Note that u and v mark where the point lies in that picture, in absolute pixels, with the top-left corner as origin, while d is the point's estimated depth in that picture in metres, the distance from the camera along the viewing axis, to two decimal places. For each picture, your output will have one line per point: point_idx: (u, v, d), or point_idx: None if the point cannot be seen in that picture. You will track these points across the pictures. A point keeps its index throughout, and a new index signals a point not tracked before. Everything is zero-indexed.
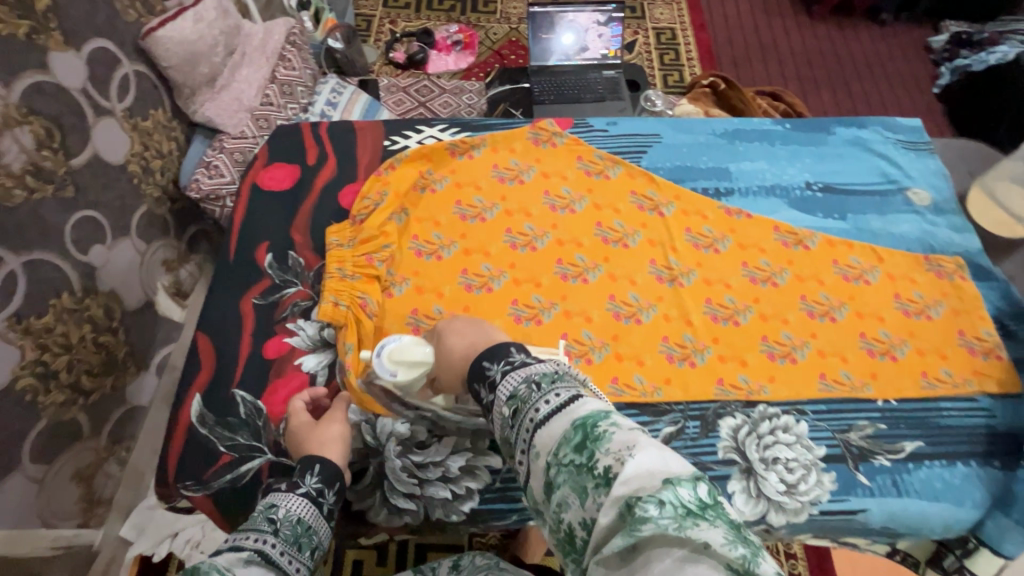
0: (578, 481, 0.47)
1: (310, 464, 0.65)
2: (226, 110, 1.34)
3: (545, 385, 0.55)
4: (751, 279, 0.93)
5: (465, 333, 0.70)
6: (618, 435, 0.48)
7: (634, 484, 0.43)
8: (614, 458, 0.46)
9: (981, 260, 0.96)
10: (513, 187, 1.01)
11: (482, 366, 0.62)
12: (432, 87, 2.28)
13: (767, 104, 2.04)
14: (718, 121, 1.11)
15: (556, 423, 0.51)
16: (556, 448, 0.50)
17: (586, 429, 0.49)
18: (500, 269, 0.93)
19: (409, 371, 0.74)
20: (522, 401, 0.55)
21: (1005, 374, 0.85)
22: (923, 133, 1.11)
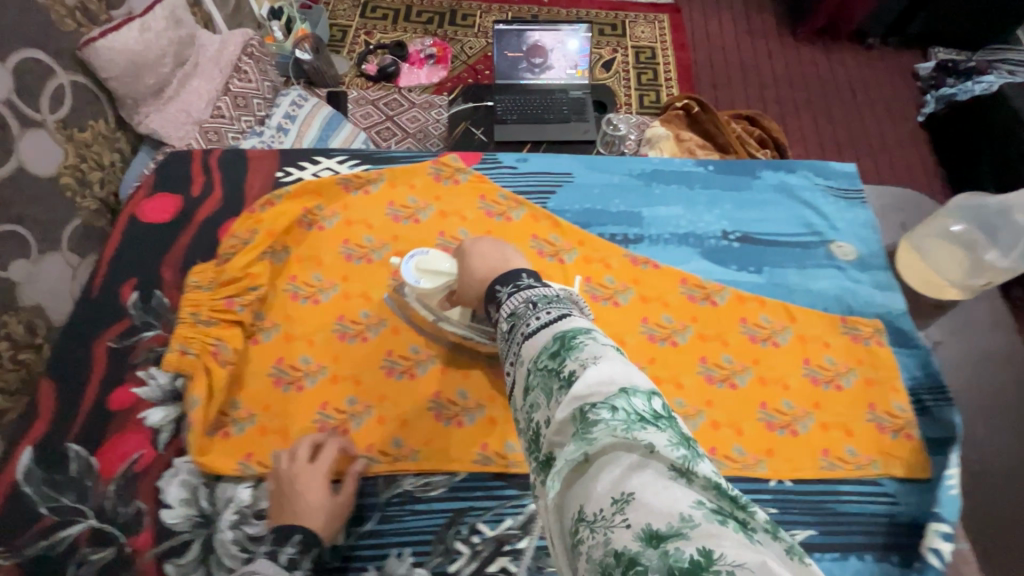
0: (548, 386, 0.44)
1: (312, 549, 0.63)
2: (173, 122, 1.28)
3: (541, 305, 0.52)
4: (650, 337, 0.86)
5: (485, 257, 0.71)
6: (589, 344, 0.45)
7: (592, 387, 0.41)
8: (579, 363, 0.43)
9: (903, 323, 0.88)
10: (406, 227, 0.95)
11: (495, 290, 0.60)
12: (402, 100, 2.22)
13: (742, 129, 1.91)
14: (635, 161, 1.04)
15: (541, 335, 0.48)
16: (536, 356, 0.47)
17: (563, 337, 0.46)
18: (379, 316, 0.87)
19: (431, 280, 0.79)
20: (518, 318, 0.53)
21: (915, 457, 0.78)
22: (857, 179, 1.04)
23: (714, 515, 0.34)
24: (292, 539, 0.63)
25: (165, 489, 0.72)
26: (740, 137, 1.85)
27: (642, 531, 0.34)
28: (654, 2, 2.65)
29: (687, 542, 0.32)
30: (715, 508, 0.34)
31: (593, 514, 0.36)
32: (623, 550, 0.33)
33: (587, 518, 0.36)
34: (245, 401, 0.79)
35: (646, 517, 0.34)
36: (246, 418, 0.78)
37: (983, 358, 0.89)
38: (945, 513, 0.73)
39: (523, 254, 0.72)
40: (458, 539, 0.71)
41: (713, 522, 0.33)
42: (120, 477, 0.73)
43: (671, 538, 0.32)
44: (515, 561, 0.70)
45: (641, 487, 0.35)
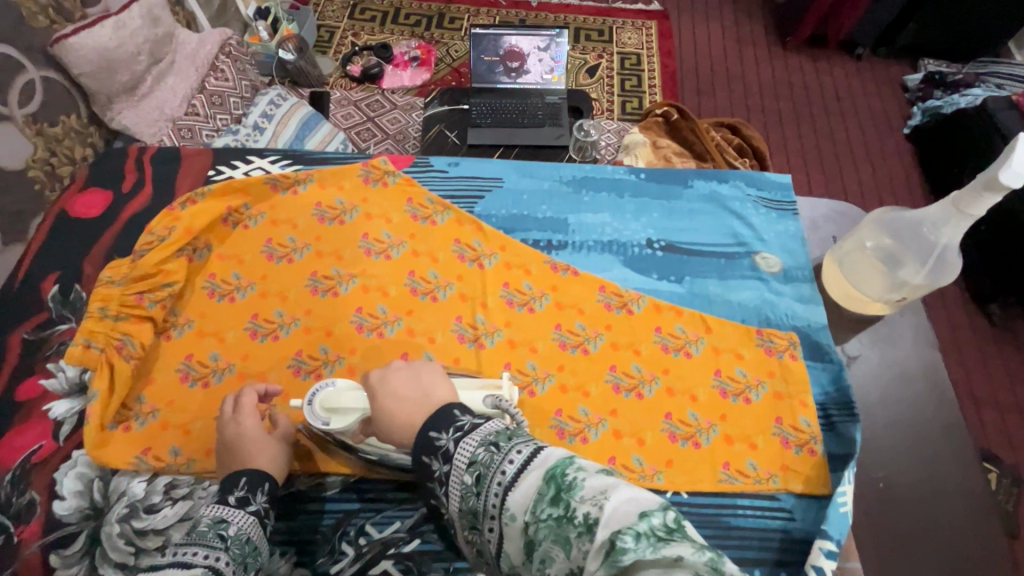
0: (558, 533, 0.43)
1: (260, 483, 0.66)
2: (145, 119, 1.29)
3: (503, 445, 0.51)
4: (561, 344, 0.87)
5: (403, 388, 0.64)
6: (581, 476, 0.45)
7: (609, 518, 0.41)
8: (591, 504, 0.43)
9: (821, 337, 0.87)
10: (330, 228, 0.95)
11: (431, 440, 0.55)
12: (384, 101, 2.23)
13: (720, 137, 1.86)
14: (568, 167, 1.04)
15: (523, 482, 0.47)
16: (529, 508, 0.45)
17: (555, 479, 0.46)
18: (293, 316, 0.87)
19: (341, 420, 0.69)
20: (484, 468, 0.50)
21: (815, 472, 0.77)
22: (791, 191, 1.03)
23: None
24: (238, 480, 0.66)
25: (62, 481, 0.73)
26: (717, 144, 1.81)
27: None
28: (642, 8, 2.63)
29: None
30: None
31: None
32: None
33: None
34: (150, 396, 0.79)
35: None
36: (149, 412, 0.78)
37: (904, 376, 0.88)
38: (832, 531, 0.70)
39: (441, 377, 0.65)
40: (344, 540, 0.72)
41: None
42: (16, 468, 0.73)
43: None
44: (397, 565, 0.70)
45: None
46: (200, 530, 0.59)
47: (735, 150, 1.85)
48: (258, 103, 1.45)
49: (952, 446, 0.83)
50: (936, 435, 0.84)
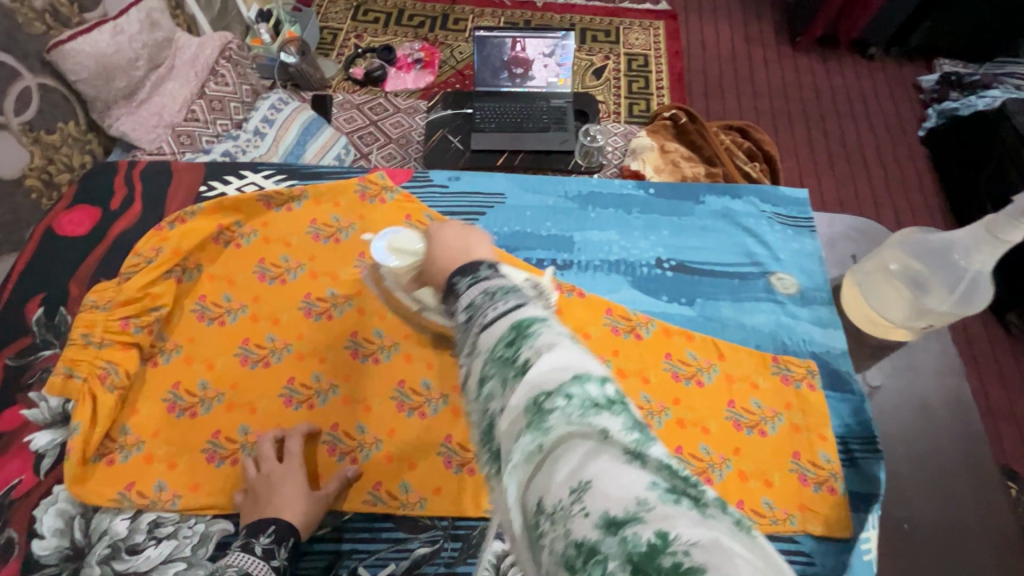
0: (499, 378, 0.35)
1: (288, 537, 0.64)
2: (143, 126, 1.25)
3: (499, 293, 0.41)
4: None
5: (449, 243, 0.58)
6: (547, 328, 0.37)
7: (551, 373, 0.33)
8: (539, 355, 0.35)
9: (841, 364, 0.83)
10: (325, 247, 0.91)
11: (451, 284, 0.47)
12: (387, 105, 2.19)
13: (730, 141, 1.80)
14: (573, 181, 1.00)
15: (491, 324, 0.38)
16: (484, 347, 0.37)
17: (517, 324, 0.37)
18: (285, 341, 0.83)
19: (401, 260, 0.78)
20: (471, 310, 0.41)
21: (835, 512, 0.72)
22: (808, 207, 0.98)
23: (669, 493, 0.28)
24: (267, 529, 0.64)
25: (41, 519, 0.69)
26: (727, 149, 1.75)
27: (600, 520, 0.27)
28: (651, 8, 2.57)
29: (645, 528, 0.26)
30: (668, 487, 0.28)
31: (551, 505, 0.30)
32: (583, 540, 0.27)
33: (545, 511, 0.30)
34: (134, 427, 0.76)
35: (605, 502, 0.28)
36: (134, 445, 0.75)
37: (925, 409, 0.84)
38: None
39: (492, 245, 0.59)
40: None
41: (670, 501, 0.28)
42: None
43: (629, 523, 0.27)
44: None
45: (599, 473, 0.29)
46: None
47: (745, 155, 1.79)
48: (260, 107, 1.39)
49: (977, 483, 0.78)
50: (960, 471, 0.79)
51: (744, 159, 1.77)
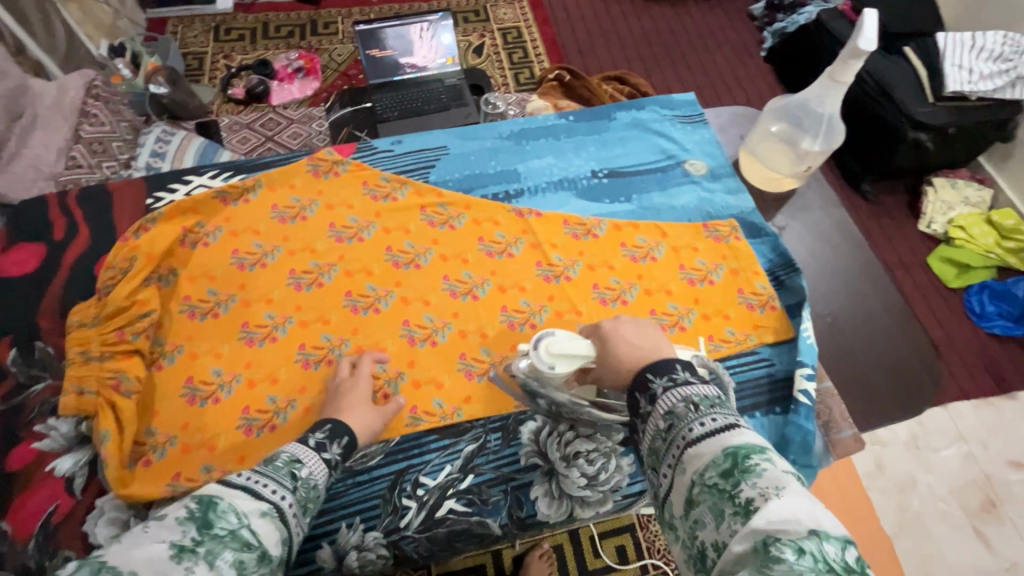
0: (719, 503, 0.51)
1: (341, 434, 0.71)
2: (21, 181, 1.20)
3: (702, 408, 0.58)
4: (545, 277, 0.94)
5: (639, 337, 0.71)
6: (767, 473, 0.50)
7: (774, 522, 0.46)
8: (759, 493, 0.49)
9: (754, 218, 1.02)
10: (294, 226, 0.96)
11: (646, 379, 0.65)
12: (279, 120, 2.20)
13: (613, 88, 2.02)
14: (503, 123, 1.11)
15: (708, 445, 0.55)
16: (702, 468, 0.54)
17: (737, 458, 0.52)
18: (285, 315, 0.88)
19: (567, 363, 0.75)
20: (677, 419, 0.59)
21: (779, 322, 0.91)
22: (697, 105, 1.17)
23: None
24: (321, 427, 0.71)
25: (94, 531, 0.71)
26: (612, 96, 1.96)
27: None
28: None
29: None
30: None
31: None
32: None
33: None
34: (161, 426, 0.78)
35: None
36: (166, 442, 0.77)
37: (824, 235, 1.04)
38: (806, 359, 0.85)
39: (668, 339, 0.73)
40: (404, 496, 0.75)
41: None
42: (39, 532, 0.69)
43: None
44: (461, 500, 0.76)
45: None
46: (276, 465, 0.62)
47: (628, 98, 2.01)
48: (146, 142, 1.37)
49: (872, 276, 1.00)
50: (859, 271, 1.00)
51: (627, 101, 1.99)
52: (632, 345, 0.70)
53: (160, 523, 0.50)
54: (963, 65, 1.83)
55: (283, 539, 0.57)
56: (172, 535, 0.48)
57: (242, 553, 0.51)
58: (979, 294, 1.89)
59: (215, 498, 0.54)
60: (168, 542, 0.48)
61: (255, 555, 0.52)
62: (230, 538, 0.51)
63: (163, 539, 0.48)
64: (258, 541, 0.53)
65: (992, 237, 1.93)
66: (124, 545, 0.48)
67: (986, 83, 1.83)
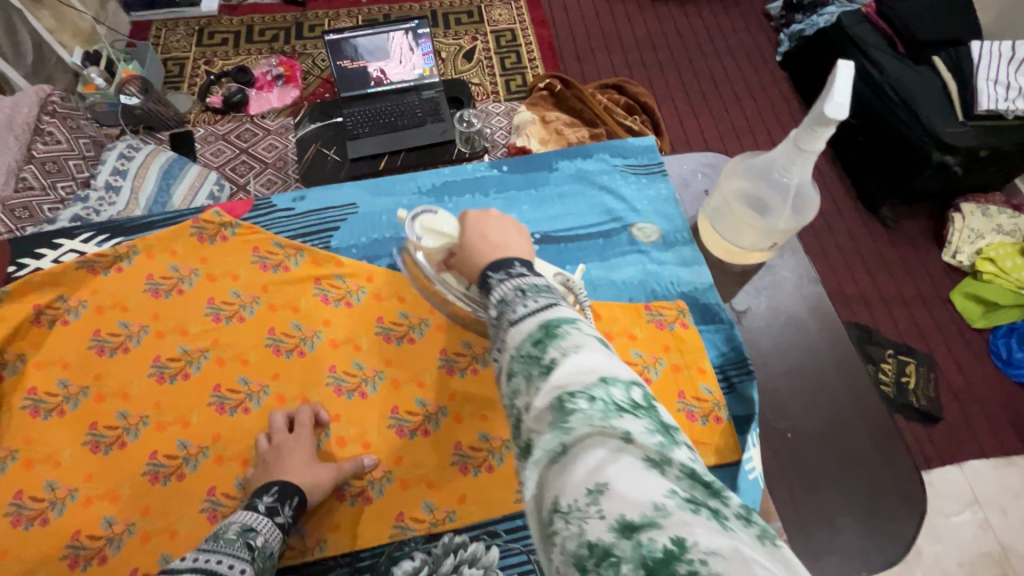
0: (527, 371, 0.42)
1: (291, 495, 0.66)
2: None
3: (526, 290, 0.49)
4: (448, 369, 0.80)
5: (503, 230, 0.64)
6: (574, 331, 0.43)
7: (573, 374, 0.39)
8: (564, 353, 0.41)
9: (708, 298, 0.86)
10: (167, 301, 0.84)
11: (487, 280, 0.54)
12: (256, 128, 1.88)
13: (608, 99, 1.85)
14: (425, 174, 0.97)
15: (522, 320, 0.46)
16: (516, 342, 0.45)
17: (546, 325, 0.44)
18: (140, 414, 0.76)
19: (432, 240, 0.73)
20: (501, 304, 0.50)
21: (725, 439, 0.75)
22: (656, 153, 1.00)
23: (687, 504, 0.32)
24: (270, 490, 0.67)
25: None
26: (606, 107, 1.78)
27: (615, 522, 0.32)
28: None
29: (661, 532, 0.30)
30: (687, 497, 0.32)
31: (567, 505, 0.34)
32: (597, 541, 0.31)
33: (560, 509, 0.34)
34: None
35: (620, 505, 0.32)
36: None
37: (794, 319, 0.87)
38: (748, 502, 0.70)
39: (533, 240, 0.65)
40: None
41: (688, 510, 0.31)
42: None
43: (644, 528, 0.30)
44: None
45: (615, 475, 0.33)
46: (229, 538, 0.59)
47: (624, 110, 1.83)
48: (107, 159, 1.34)
49: (847, 374, 0.83)
50: (831, 368, 0.83)
51: (624, 113, 1.82)
52: (487, 239, 0.62)
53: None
54: (999, 79, 1.58)
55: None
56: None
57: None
58: (1006, 336, 1.67)
59: None
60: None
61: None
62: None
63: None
64: None
65: None
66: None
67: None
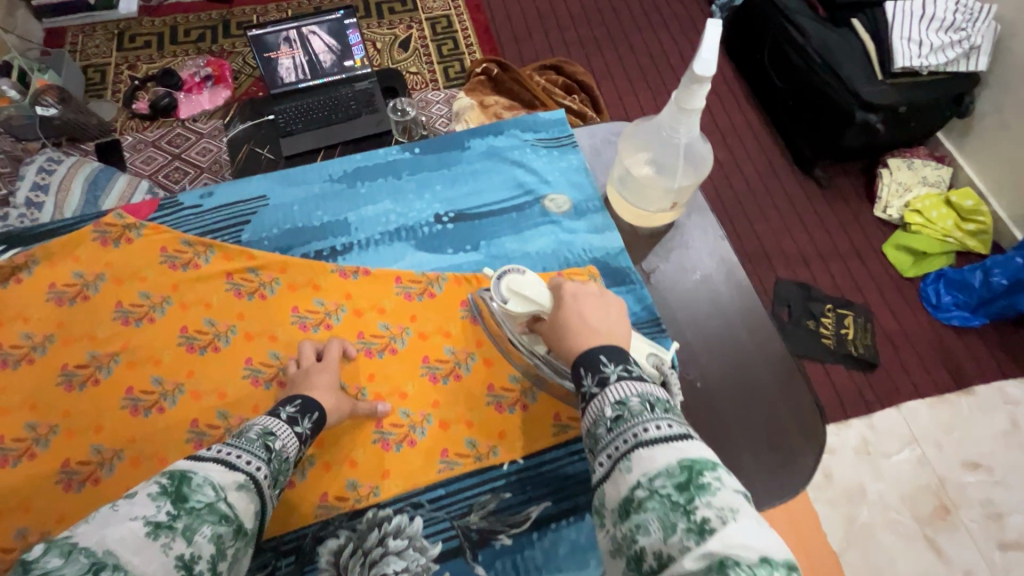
0: (668, 514, 0.45)
1: (312, 410, 0.70)
2: None
3: (658, 411, 0.53)
4: (368, 352, 0.82)
5: (599, 312, 0.67)
6: (719, 486, 0.45)
7: (732, 548, 0.41)
8: (716, 514, 0.43)
9: (619, 261, 0.89)
10: (71, 308, 0.82)
11: (598, 361, 0.59)
12: (188, 132, 1.82)
13: (545, 80, 1.85)
14: (337, 162, 0.96)
15: (661, 451, 0.49)
16: (652, 471, 0.47)
17: (693, 471, 0.46)
18: (50, 424, 0.75)
19: (520, 305, 0.71)
20: (629, 413, 0.53)
21: None
22: (567, 125, 1.02)
23: None
24: (293, 402, 0.70)
25: None
26: (544, 88, 1.78)
27: None
28: None
29: None
30: None
31: None
32: None
33: None
34: None
35: None
36: None
37: (704, 276, 0.90)
38: None
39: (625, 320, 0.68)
40: None
41: None
42: None
43: None
44: None
45: None
46: (250, 437, 0.63)
47: (562, 89, 1.84)
48: (27, 175, 1.29)
49: (752, 324, 0.87)
50: (736, 320, 0.87)
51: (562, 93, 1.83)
52: (586, 322, 0.65)
53: (131, 501, 0.49)
54: (912, 36, 1.64)
55: (257, 511, 0.58)
56: (146, 512, 0.49)
57: (219, 526, 0.52)
58: (935, 283, 1.74)
59: (188, 473, 0.54)
60: (142, 518, 0.48)
61: (230, 529, 0.53)
62: (207, 512, 0.51)
63: (138, 517, 0.48)
64: (234, 515, 0.54)
65: (951, 220, 1.79)
66: (96, 526, 0.47)
67: (936, 57, 1.65)
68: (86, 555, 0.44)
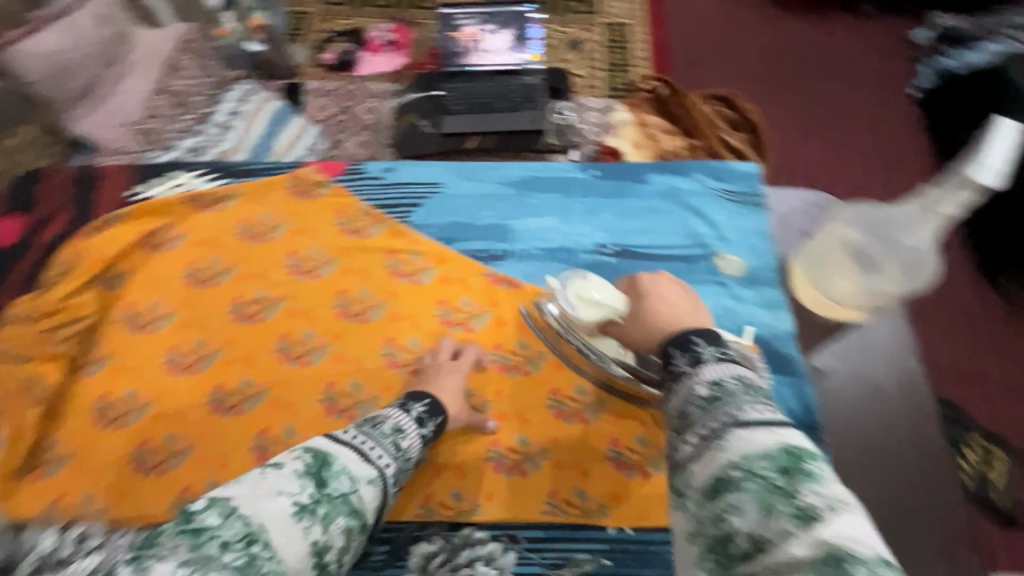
0: (768, 497, 0.43)
1: (437, 414, 0.71)
2: (102, 127, 1.32)
3: (755, 395, 0.51)
4: (500, 366, 0.81)
5: (673, 303, 0.70)
6: (825, 476, 0.44)
7: (846, 537, 0.40)
8: (823, 501, 0.42)
9: (787, 347, 0.79)
10: (253, 246, 0.89)
11: (690, 341, 0.59)
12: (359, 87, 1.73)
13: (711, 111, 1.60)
14: (514, 166, 0.96)
15: (761, 433, 0.47)
16: (752, 453, 0.46)
17: (797, 458, 0.45)
18: (215, 346, 0.82)
19: (590, 311, 0.76)
20: (726, 394, 0.51)
21: None
22: (759, 182, 0.94)
23: None
24: (423, 400, 0.72)
25: None
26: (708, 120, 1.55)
27: None
28: None
29: None
30: None
31: None
32: None
33: None
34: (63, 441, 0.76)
35: None
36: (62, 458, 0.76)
37: (874, 390, 0.80)
38: None
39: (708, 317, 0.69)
40: None
41: None
42: None
43: None
44: None
45: None
46: (383, 431, 0.63)
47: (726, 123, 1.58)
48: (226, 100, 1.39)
49: (925, 463, 0.75)
50: (905, 453, 0.76)
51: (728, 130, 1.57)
52: (665, 308, 0.69)
53: (279, 471, 0.53)
54: None
55: (380, 506, 0.58)
56: (290, 488, 0.52)
57: (350, 519, 0.53)
58: None
59: (329, 457, 0.56)
60: (289, 496, 0.51)
61: (358, 524, 0.54)
62: (342, 502, 0.53)
63: (285, 494, 0.51)
64: (363, 510, 0.55)
65: None
66: (248, 490, 0.51)
67: None
68: (242, 521, 0.48)
